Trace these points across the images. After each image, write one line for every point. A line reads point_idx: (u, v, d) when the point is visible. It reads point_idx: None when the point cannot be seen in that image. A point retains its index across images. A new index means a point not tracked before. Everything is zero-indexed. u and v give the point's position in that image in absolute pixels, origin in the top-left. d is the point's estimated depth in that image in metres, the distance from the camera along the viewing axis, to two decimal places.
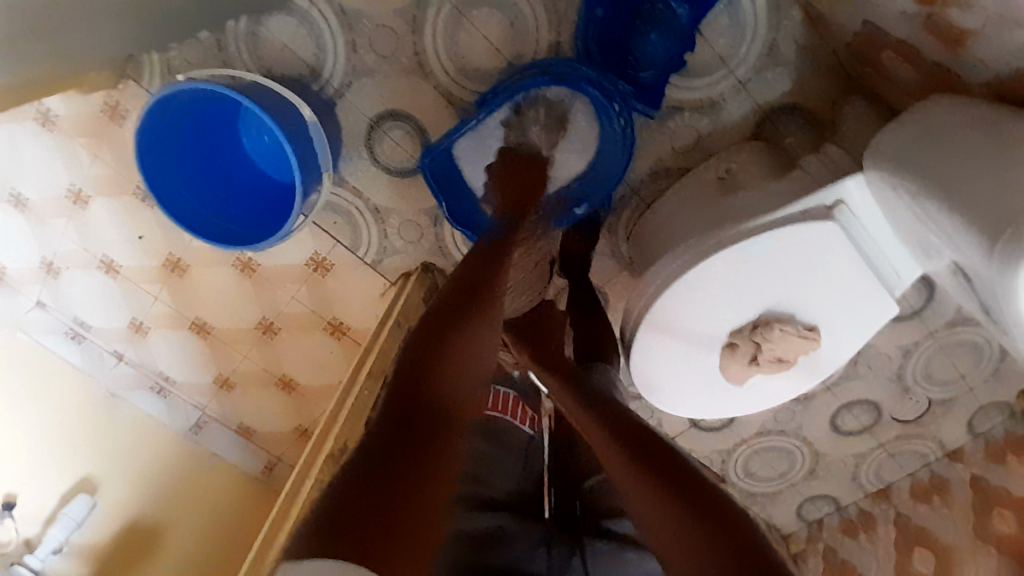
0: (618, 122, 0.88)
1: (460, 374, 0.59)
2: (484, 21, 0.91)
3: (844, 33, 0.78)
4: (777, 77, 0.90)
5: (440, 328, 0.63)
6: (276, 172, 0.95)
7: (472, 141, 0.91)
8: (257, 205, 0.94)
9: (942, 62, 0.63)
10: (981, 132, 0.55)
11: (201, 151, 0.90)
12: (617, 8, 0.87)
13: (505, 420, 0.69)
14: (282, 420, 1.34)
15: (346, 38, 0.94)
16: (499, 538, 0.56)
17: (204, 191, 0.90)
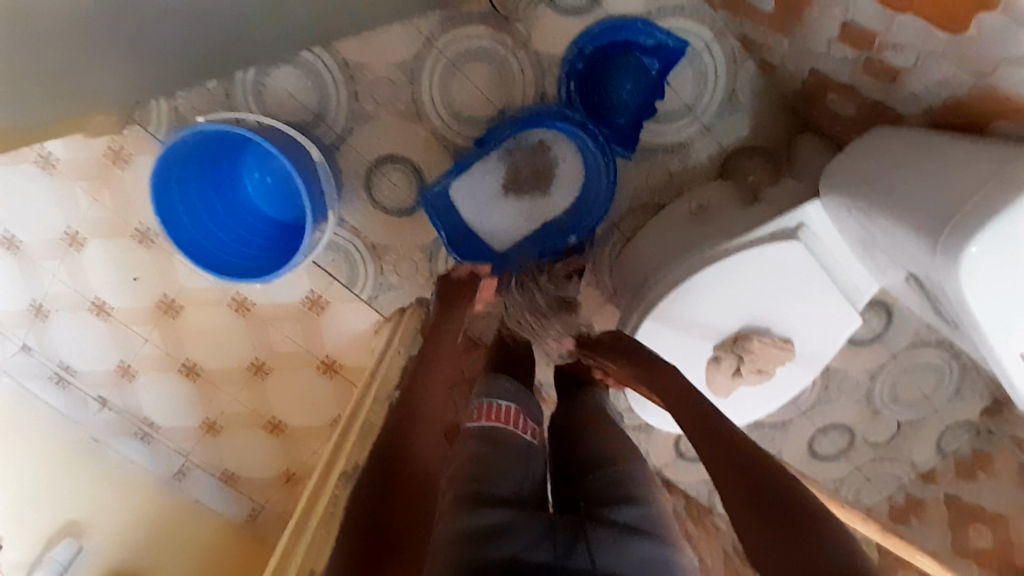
0: (602, 162, 0.97)
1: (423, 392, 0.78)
2: (475, 72, 1.01)
3: (795, 81, 0.89)
4: (737, 121, 1.01)
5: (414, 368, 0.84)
6: (281, 208, 1.00)
7: (466, 181, 0.99)
8: (265, 240, 0.99)
9: (879, 100, 0.74)
10: (927, 152, 0.62)
11: (207, 192, 0.95)
12: (595, 63, 0.98)
13: (507, 427, 0.71)
14: (268, 463, 1.32)
15: (347, 88, 1.03)
16: (504, 531, 0.56)
17: (211, 228, 0.94)
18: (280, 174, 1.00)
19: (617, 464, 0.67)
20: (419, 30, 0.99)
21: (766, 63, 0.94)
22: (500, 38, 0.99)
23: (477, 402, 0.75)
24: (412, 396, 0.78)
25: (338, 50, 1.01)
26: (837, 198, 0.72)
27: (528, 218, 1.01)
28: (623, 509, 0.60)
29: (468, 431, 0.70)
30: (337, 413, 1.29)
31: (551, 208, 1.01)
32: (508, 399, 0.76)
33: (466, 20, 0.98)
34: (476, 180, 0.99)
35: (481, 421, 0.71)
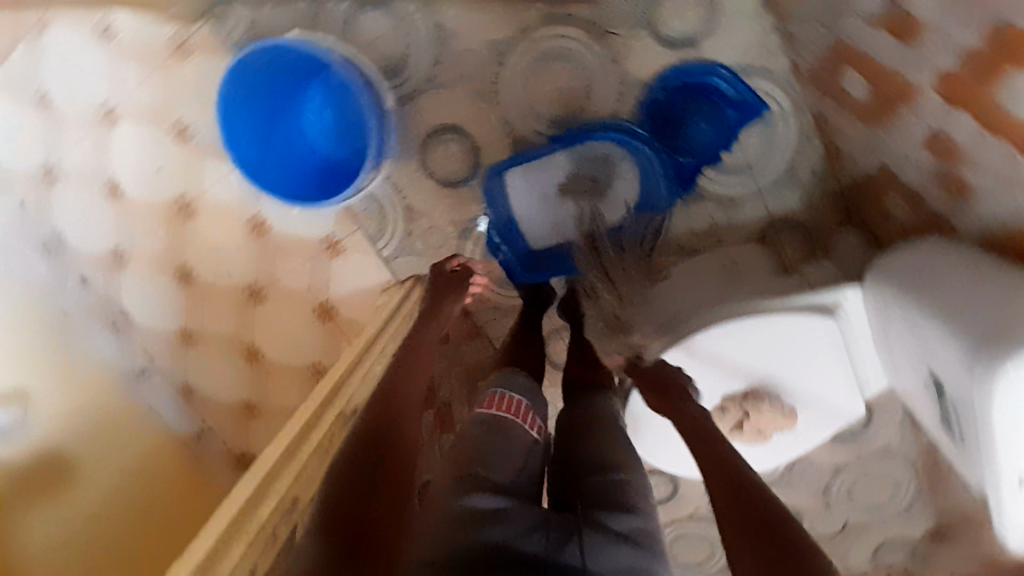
0: (664, 188, 1.00)
1: (411, 374, 0.78)
2: (560, 73, 1.01)
3: (859, 173, 0.92)
4: (789, 194, 1.02)
5: (411, 351, 0.85)
6: (340, 143, 0.98)
7: (529, 172, 1.01)
8: (322, 173, 0.97)
9: (940, 212, 0.77)
10: (980, 272, 0.65)
11: (267, 122, 0.94)
12: (679, 94, 0.98)
13: (514, 419, 0.71)
14: (233, 388, 1.29)
15: (434, 51, 1.03)
16: (500, 517, 0.58)
17: (269, 146, 0.94)
18: (342, 105, 0.97)
19: (619, 472, 0.66)
20: (520, 17, 0.99)
21: (836, 149, 0.97)
22: (592, 49, 0.99)
23: (491, 392, 0.77)
24: (397, 391, 0.74)
25: (436, 12, 1.01)
26: (890, 291, 0.75)
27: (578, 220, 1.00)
28: (618, 516, 0.61)
29: (480, 417, 0.71)
30: (319, 361, 1.27)
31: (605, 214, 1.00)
32: (521, 394, 0.77)
33: (567, 21, 0.98)
34: (538, 174, 1.01)
35: (492, 410, 0.72)
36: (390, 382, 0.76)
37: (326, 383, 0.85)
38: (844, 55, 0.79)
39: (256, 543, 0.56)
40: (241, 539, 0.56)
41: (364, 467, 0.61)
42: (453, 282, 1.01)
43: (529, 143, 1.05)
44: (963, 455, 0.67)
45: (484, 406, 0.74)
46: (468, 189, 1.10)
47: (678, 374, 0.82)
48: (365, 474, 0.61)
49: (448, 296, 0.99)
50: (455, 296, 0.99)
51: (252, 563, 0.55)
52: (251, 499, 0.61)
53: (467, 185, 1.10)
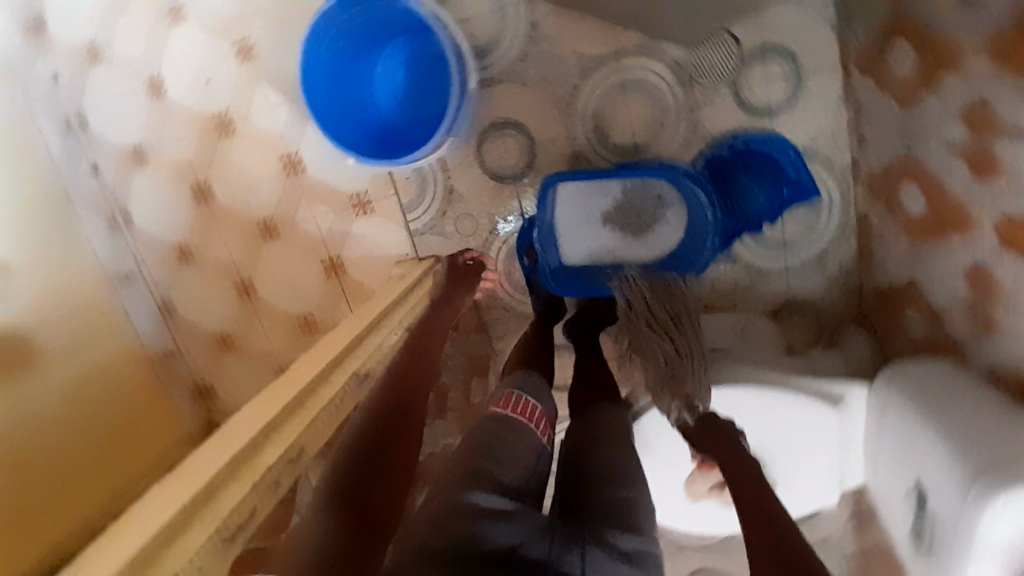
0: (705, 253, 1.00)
1: (427, 358, 0.81)
2: (636, 104, 1.03)
3: (886, 280, 0.96)
4: (813, 279, 1.06)
5: (426, 332, 0.87)
6: (410, 104, 0.97)
7: (581, 190, 1.01)
8: (386, 130, 0.96)
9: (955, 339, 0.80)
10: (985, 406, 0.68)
11: (340, 68, 0.92)
12: (743, 158, 1.00)
13: (522, 421, 0.72)
14: (219, 320, 1.29)
15: (522, 46, 1.02)
16: (504, 516, 0.57)
17: (341, 91, 0.93)
18: (422, 69, 0.97)
19: (625, 488, 0.66)
20: (615, 39, 1.00)
21: (869, 251, 1.00)
22: (675, 92, 1.01)
23: (507, 392, 0.78)
24: (410, 377, 0.74)
25: (536, 10, 1.01)
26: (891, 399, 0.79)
27: (620, 250, 1.02)
28: (617, 533, 0.61)
29: (494, 415, 0.72)
30: (310, 314, 1.28)
31: (647, 251, 1.02)
32: (537, 399, 0.78)
33: (660, 57, 1.00)
34: (590, 194, 1.02)
35: (506, 411, 0.73)
36: (404, 368, 0.76)
37: (329, 340, 0.85)
38: (911, 170, 0.83)
39: (259, 485, 0.55)
40: (245, 476, 0.55)
41: (374, 447, 0.62)
42: (467, 278, 1.07)
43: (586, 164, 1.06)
44: (925, 562, 0.71)
45: (497, 406, 0.75)
46: (513, 188, 1.11)
47: (728, 425, 0.77)
48: (373, 454, 0.61)
49: (461, 289, 1.04)
50: (468, 290, 1.04)
51: (254, 503, 0.53)
52: (259, 438, 0.59)
53: (513, 184, 1.10)
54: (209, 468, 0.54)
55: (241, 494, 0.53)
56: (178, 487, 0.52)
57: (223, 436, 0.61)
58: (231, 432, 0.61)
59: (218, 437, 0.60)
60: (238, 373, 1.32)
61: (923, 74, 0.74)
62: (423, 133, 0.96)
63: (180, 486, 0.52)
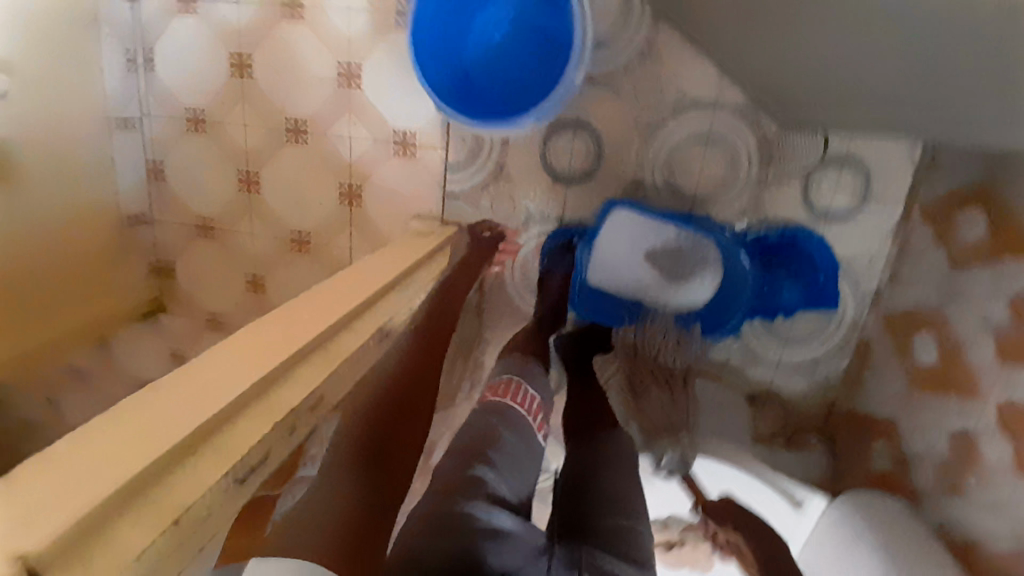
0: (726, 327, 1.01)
1: (434, 337, 0.82)
2: (715, 159, 1.01)
3: (869, 409, 1.02)
4: (796, 378, 1.13)
5: (437, 305, 0.89)
6: (509, 64, 0.92)
7: (634, 224, 1.04)
8: (478, 82, 0.92)
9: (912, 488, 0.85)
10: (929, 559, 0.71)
11: (442, 10, 0.89)
12: (783, 250, 1.03)
13: (515, 407, 0.75)
14: (207, 206, 1.26)
15: (629, 58, 0.98)
16: (499, 537, 0.50)
17: (450, 28, 0.90)
18: (539, 41, 0.91)
19: (630, 520, 0.61)
20: (720, 90, 0.98)
21: (861, 375, 1.05)
22: (751, 164, 1.01)
23: (507, 380, 0.81)
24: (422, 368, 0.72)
25: (658, 29, 0.97)
26: (836, 513, 0.84)
27: (657, 292, 1.01)
28: (617, 564, 0.55)
29: (497, 403, 0.75)
30: (304, 231, 1.24)
31: (685, 298, 1.04)
32: (535, 390, 0.82)
33: (753, 125, 0.99)
34: (639, 232, 1.04)
35: (509, 398, 0.76)
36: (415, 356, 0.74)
37: (348, 274, 0.80)
38: (935, 324, 0.87)
39: (279, 427, 0.50)
40: (264, 412, 0.50)
41: (380, 431, 0.59)
42: (486, 252, 1.07)
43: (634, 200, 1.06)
44: None
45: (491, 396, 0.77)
46: (564, 191, 1.08)
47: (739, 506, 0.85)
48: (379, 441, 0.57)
49: (481, 257, 1.06)
50: (488, 260, 1.07)
51: (271, 445, 0.49)
52: (280, 372, 0.54)
53: (565, 187, 1.08)
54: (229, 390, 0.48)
55: (257, 434, 0.48)
56: (193, 403, 0.46)
57: (242, 349, 0.55)
58: (252, 347, 0.56)
59: (237, 347, 0.55)
60: (208, 258, 1.29)
61: (986, 247, 0.77)
62: (519, 98, 0.92)
63: (195, 404, 0.46)
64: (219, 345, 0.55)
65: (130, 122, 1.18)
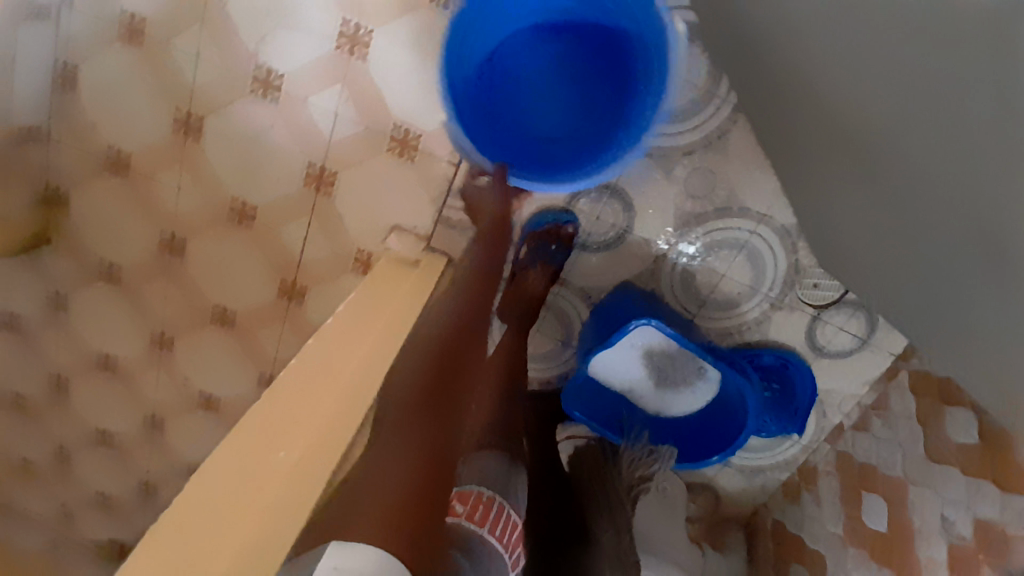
0: (716, 458, 0.93)
1: (467, 325, 0.78)
2: (738, 268, 0.94)
3: (796, 531, 1.07)
4: (735, 479, 1.14)
5: (469, 294, 0.82)
6: (543, 93, 0.90)
7: (637, 335, 0.90)
8: (502, 109, 0.89)
9: None
10: None
11: (477, 27, 0.83)
12: (770, 371, 1.00)
13: (483, 537, 0.59)
14: (128, 138, 0.98)
15: (693, 141, 0.88)
16: None
17: (506, 50, 0.88)
18: (591, 96, 0.88)
19: None
20: (772, 204, 0.90)
21: (796, 495, 1.10)
22: (772, 285, 0.95)
23: (486, 492, 0.64)
24: (449, 351, 0.72)
25: (734, 121, 0.87)
26: None
27: (644, 395, 0.95)
28: None
29: (468, 531, 0.58)
30: (251, 206, 1.01)
31: (673, 410, 0.95)
32: (516, 511, 0.67)
33: (788, 249, 0.92)
34: (640, 337, 0.91)
35: (483, 528, 0.60)
36: (450, 339, 0.74)
37: (301, 389, 0.69)
38: (889, 493, 0.91)
39: None
40: None
41: (426, 408, 0.61)
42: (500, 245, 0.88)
43: (639, 286, 0.97)
44: None
45: (453, 509, 0.59)
46: (575, 256, 0.97)
47: None
48: (431, 411, 0.61)
49: (492, 257, 0.87)
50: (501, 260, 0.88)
51: None
52: None
53: (577, 252, 0.96)
54: (255, 516, 0.53)
55: None
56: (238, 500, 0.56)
57: (249, 439, 0.61)
58: (222, 516, 0.53)
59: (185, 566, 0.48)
60: (115, 199, 1.03)
61: (970, 455, 0.79)
62: (549, 130, 0.90)
63: (232, 522, 0.52)
64: (228, 442, 0.60)
65: (45, 9, 0.88)
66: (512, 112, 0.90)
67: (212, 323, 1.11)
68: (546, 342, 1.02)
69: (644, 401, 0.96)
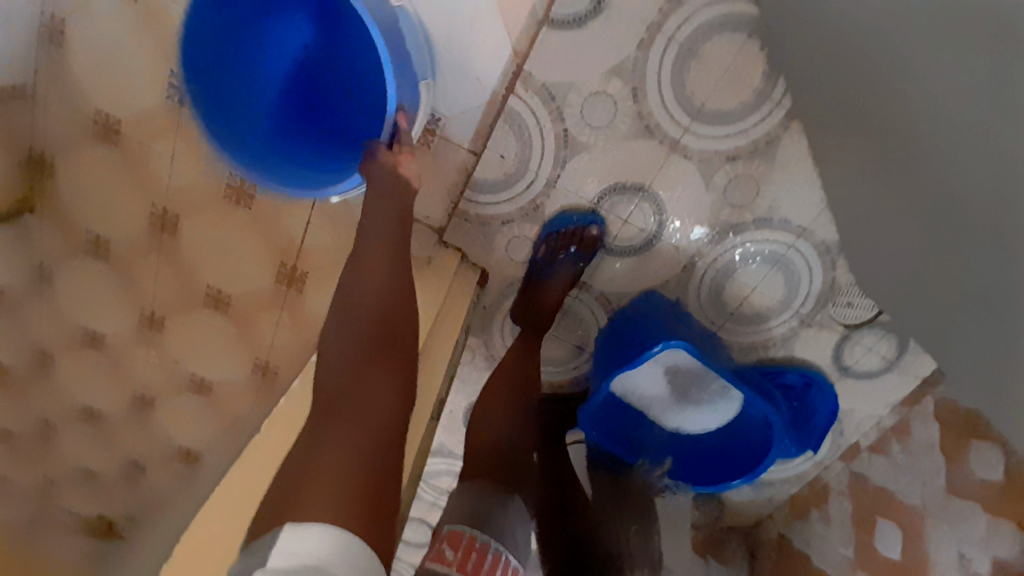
0: (736, 482, 0.89)
1: (398, 268, 0.71)
2: (770, 283, 0.89)
3: (800, 547, 1.06)
4: (743, 491, 1.12)
5: (401, 234, 0.74)
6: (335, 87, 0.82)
7: (664, 356, 0.86)
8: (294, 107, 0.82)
9: None
10: None
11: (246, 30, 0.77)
12: (794, 388, 0.96)
13: None
14: (118, 104, 0.90)
15: (739, 147, 0.80)
16: None
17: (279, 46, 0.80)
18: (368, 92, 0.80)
19: None
20: (815, 218, 0.83)
21: (804, 512, 1.08)
22: (805, 302, 0.90)
23: (487, 541, 0.62)
24: (390, 302, 0.68)
25: (787, 126, 0.78)
26: None
27: (662, 411, 0.91)
28: None
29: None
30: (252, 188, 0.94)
31: (691, 427, 0.92)
32: (518, 559, 0.65)
33: (826, 266, 0.86)
34: (664, 357, 0.86)
35: None
36: (393, 289, 0.69)
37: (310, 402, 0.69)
38: (903, 521, 0.89)
39: None
40: None
41: (373, 377, 0.62)
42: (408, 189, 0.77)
43: (665, 295, 0.92)
44: None
45: (443, 556, 0.60)
46: (597, 259, 0.90)
47: None
48: (380, 381, 0.62)
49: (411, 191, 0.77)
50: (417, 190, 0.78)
51: None
52: None
53: (601, 254, 0.90)
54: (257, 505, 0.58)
55: None
56: (232, 532, 0.56)
57: (261, 458, 0.63)
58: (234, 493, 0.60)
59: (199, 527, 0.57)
60: (107, 170, 0.95)
61: (996, 495, 0.76)
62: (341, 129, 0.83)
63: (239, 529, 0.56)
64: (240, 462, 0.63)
65: None
66: (545, 100, 0.80)
67: (207, 305, 1.04)
68: (561, 347, 0.97)
69: (663, 418, 0.92)
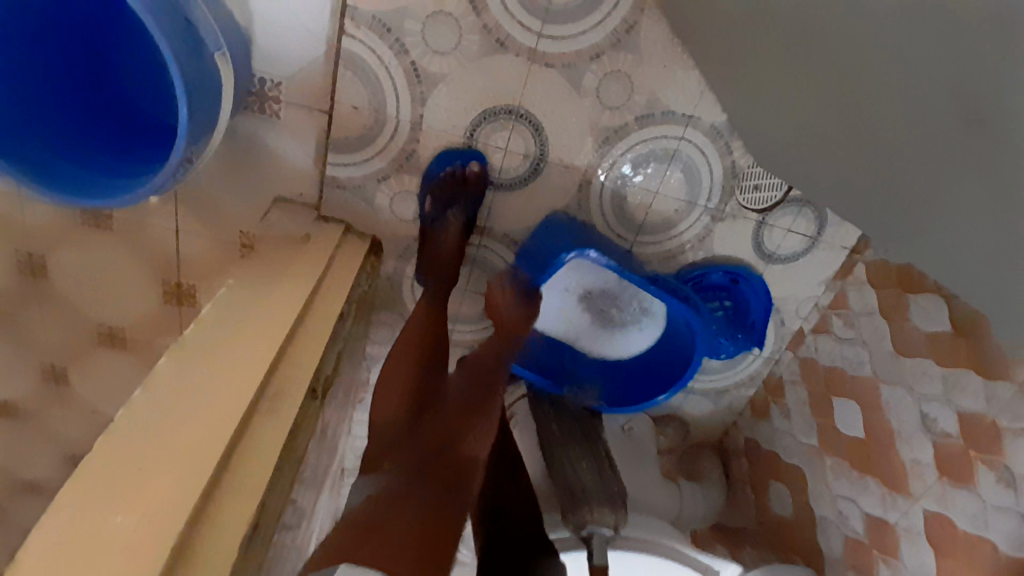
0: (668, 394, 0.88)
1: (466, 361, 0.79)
2: (670, 183, 0.84)
3: (769, 447, 1.04)
4: (702, 404, 1.09)
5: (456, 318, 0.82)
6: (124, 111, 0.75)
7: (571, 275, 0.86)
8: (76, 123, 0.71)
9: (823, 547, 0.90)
10: None
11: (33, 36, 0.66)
12: (721, 287, 0.92)
13: None
14: None
15: (600, 42, 0.74)
16: None
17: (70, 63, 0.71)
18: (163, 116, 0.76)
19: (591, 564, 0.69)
20: (698, 102, 0.78)
21: (765, 411, 1.05)
22: (711, 193, 0.85)
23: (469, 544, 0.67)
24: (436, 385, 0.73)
25: (642, 9, 0.73)
26: None
27: (593, 341, 0.91)
28: None
29: None
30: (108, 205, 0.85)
31: (626, 351, 0.92)
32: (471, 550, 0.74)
33: (721, 151, 0.82)
34: (575, 277, 0.87)
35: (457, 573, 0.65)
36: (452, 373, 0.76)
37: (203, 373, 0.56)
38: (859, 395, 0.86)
39: None
40: None
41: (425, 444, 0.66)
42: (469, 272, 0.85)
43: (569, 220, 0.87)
44: None
45: None
46: (488, 199, 0.85)
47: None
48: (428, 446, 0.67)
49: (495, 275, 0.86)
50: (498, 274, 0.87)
51: None
52: None
53: (490, 193, 0.84)
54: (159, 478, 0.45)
55: None
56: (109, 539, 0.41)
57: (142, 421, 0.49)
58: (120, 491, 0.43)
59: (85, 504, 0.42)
60: None
61: (944, 346, 0.72)
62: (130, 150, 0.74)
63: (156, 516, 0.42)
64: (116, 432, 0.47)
65: None
66: (382, 34, 0.73)
67: (102, 343, 0.96)
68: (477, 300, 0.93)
69: (598, 348, 0.92)
